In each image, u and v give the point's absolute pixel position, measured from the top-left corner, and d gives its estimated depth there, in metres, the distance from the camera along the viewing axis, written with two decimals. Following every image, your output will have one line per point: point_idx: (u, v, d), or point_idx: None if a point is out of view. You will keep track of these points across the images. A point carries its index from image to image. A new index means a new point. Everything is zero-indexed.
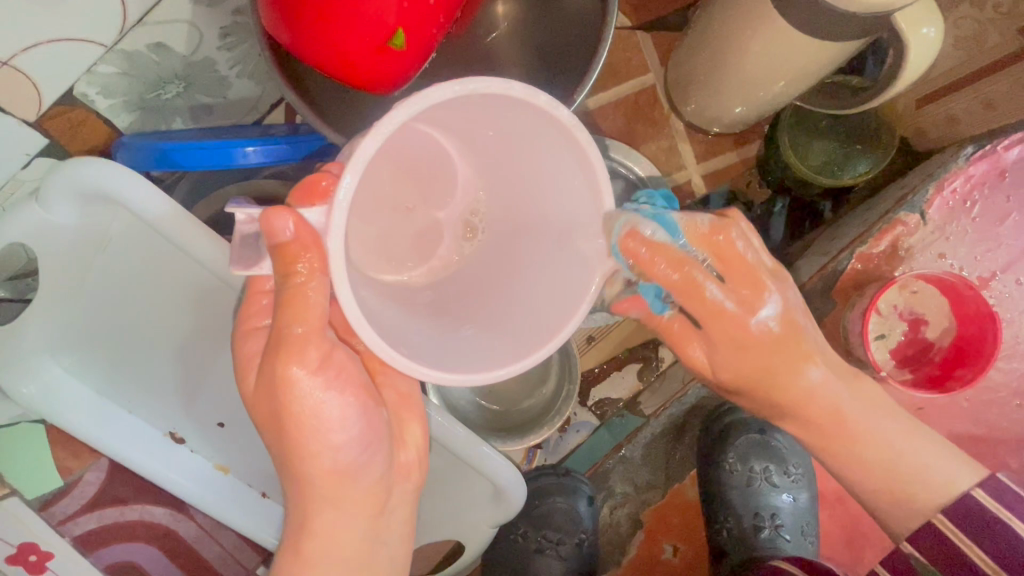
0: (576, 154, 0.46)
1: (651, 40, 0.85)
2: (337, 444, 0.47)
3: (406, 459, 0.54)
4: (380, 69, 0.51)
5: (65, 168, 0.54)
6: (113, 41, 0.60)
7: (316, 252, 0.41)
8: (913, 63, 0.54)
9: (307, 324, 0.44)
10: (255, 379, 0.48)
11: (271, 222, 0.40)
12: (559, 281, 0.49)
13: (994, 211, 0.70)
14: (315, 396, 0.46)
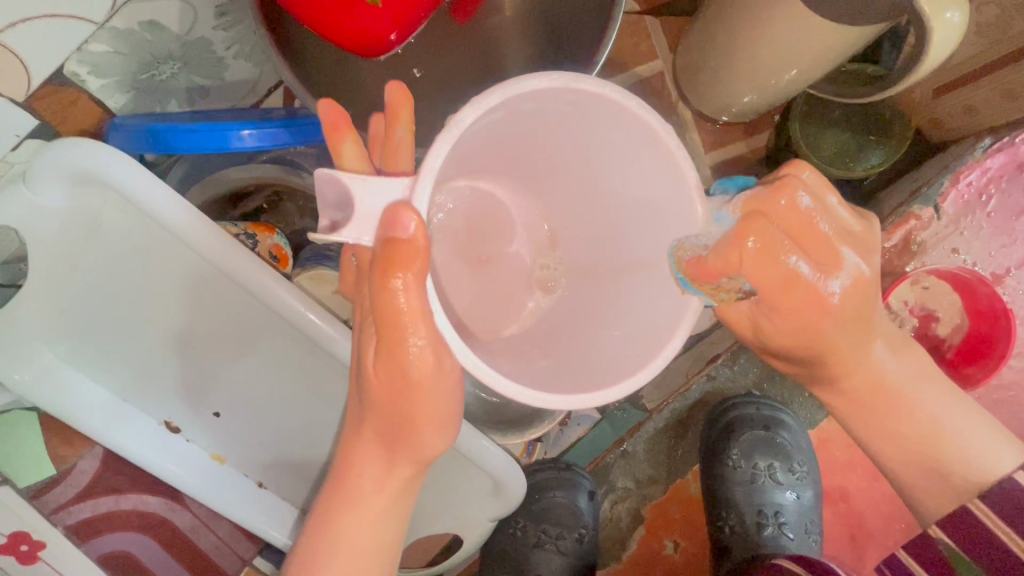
0: (665, 165, 0.44)
1: (660, 25, 0.82)
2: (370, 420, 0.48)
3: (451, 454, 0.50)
4: (369, 30, 0.50)
5: (55, 150, 0.52)
6: (105, 17, 0.59)
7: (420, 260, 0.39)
8: (937, 48, 0.52)
9: (426, 340, 0.42)
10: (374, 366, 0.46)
11: (397, 215, 0.38)
12: (653, 305, 0.46)
13: (1011, 206, 0.68)
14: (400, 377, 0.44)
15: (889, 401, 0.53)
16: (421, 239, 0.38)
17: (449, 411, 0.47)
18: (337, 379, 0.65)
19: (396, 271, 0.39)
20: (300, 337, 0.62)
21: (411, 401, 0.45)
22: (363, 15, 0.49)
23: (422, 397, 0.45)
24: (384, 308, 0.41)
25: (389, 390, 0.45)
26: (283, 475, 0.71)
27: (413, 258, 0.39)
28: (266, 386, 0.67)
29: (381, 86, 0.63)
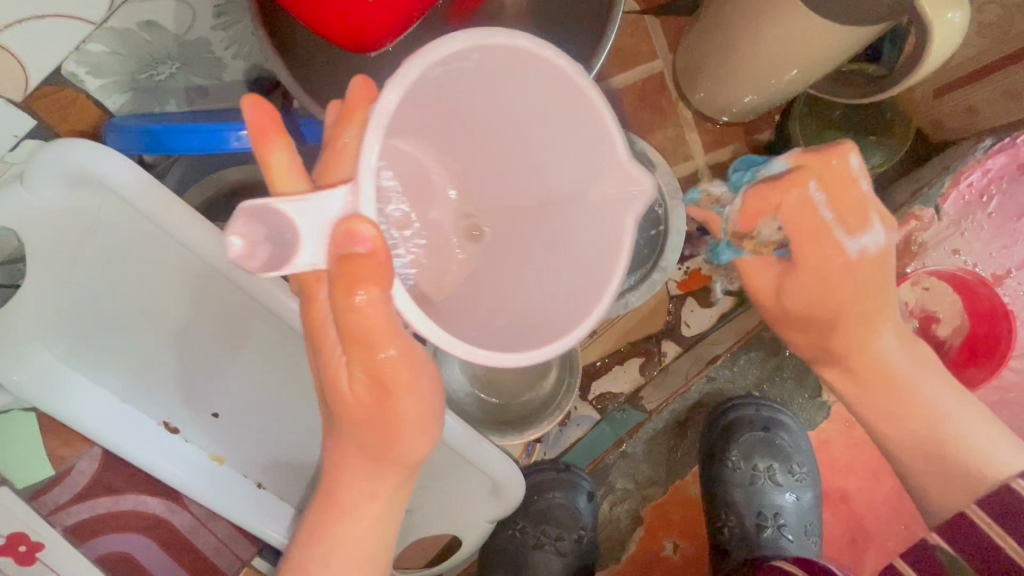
0: (592, 121, 0.43)
1: (659, 24, 0.82)
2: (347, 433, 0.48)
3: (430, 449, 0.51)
4: (360, 26, 0.52)
5: (51, 150, 0.52)
6: (102, 18, 0.57)
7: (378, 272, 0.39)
8: (936, 49, 0.51)
9: (396, 347, 0.43)
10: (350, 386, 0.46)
11: (348, 227, 0.37)
12: (582, 247, 0.46)
13: (1012, 207, 0.69)
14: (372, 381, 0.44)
15: (892, 379, 0.54)
16: (378, 251, 0.38)
17: (427, 410, 0.47)
18: None
19: (360, 290, 0.39)
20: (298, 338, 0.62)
21: (390, 407, 0.46)
22: (355, 12, 0.50)
23: (401, 400, 0.46)
24: (355, 328, 0.41)
25: (371, 398, 0.46)
26: (281, 476, 0.71)
27: (372, 269, 0.38)
28: (265, 387, 0.67)
29: (380, 86, 0.62)
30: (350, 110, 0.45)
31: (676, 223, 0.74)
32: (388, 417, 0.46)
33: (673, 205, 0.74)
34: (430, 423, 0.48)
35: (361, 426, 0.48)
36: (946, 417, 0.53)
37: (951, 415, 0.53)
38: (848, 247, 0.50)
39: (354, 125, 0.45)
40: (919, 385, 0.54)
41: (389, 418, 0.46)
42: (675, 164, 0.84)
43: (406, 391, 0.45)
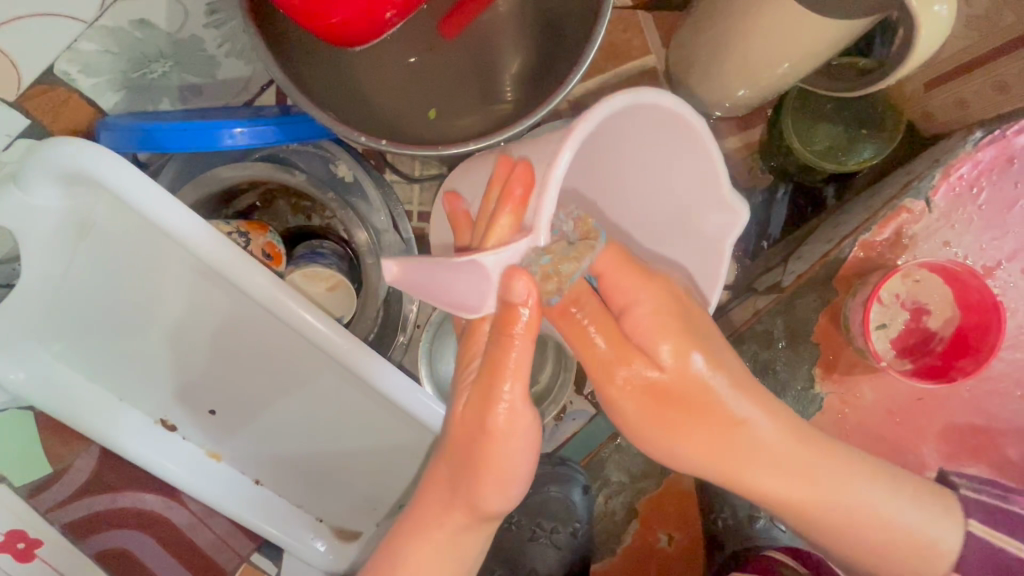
0: (695, 147, 0.47)
1: (651, 20, 0.82)
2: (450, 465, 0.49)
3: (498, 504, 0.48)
4: (342, 27, 0.53)
5: (47, 149, 0.52)
6: (93, 16, 0.61)
7: (531, 326, 0.42)
8: (924, 41, 0.52)
9: (515, 390, 0.44)
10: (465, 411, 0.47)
11: (505, 281, 0.41)
12: (678, 271, 0.55)
13: (1001, 199, 0.67)
14: (502, 416, 0.45)
15: (742, 472, 0.49)
16: (534, 303, 0.41)
17: (515, 468, 0.47)
18: (328, 377, 0.64)
19: (510, 333, 0.43)
20: (294, 339, 0.62)
21: (481, 449, 0.46)
22: (337, 15, 0.51)
23: (494, 448, 0.46)
24: (494, 356, 0.44)
25: (466, 433, 0.47)
26: (278, 472, 0.72)
27: (520, 317, 0.42)
28: (258, 388, 0.67)
29: (374, 82, 0.63)
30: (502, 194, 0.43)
31: None
32: (479, 458, 0.46)
33: None
34: (517, 479, 0.48)
35: (457, 459, 0.48)
36: (879, 506, 0.51)
37: (816, 486, 0.49)
38: (665, 354, 0.45)
39: (508, 207, 0.42)
40: (844, 474, 0.50)
41: (479, 455, 0.46)
42: None
43: (501, 432, 0.45)
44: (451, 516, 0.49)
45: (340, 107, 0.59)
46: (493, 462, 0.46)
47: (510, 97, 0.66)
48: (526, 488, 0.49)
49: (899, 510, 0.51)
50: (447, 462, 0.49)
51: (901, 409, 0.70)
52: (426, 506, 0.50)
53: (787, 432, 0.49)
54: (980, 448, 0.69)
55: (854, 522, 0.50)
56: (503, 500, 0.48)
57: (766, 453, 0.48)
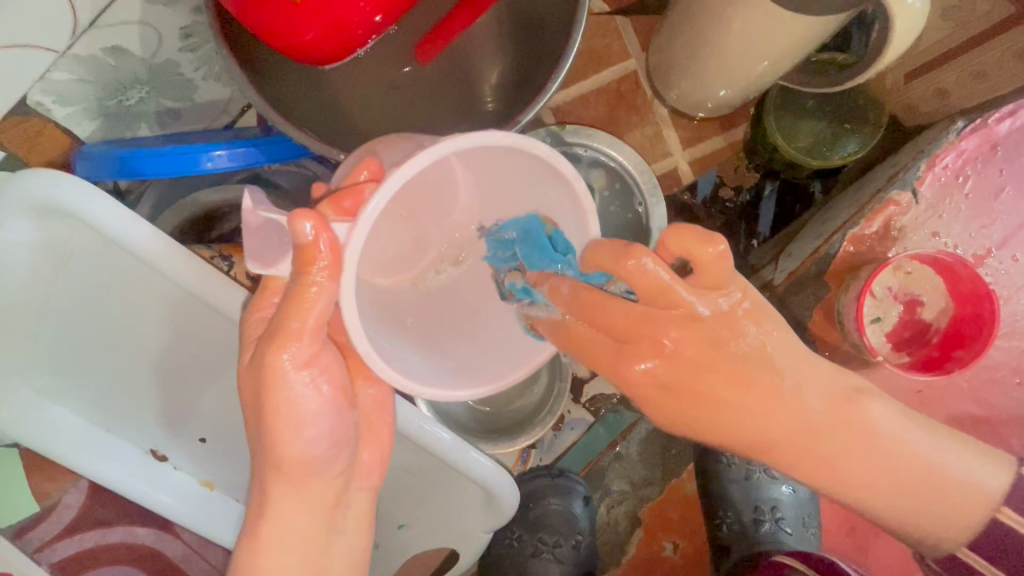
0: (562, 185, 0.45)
1: (630, 24, 0.82)
2: (309, 438, 0.46)
3: (314, 456, 0.47)
4: (311, 44, 0.49)
5: (20, 181, 0.51)
6: (65, 45, 0.60)
7: (333, 257, 0.39)
8: (900, 37, 0.51)
9: (304, 321, 0.42)
10: (253, 382, 0.45)
11: (289, 225, 0.38)
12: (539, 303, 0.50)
13: (988, 186, 0.67)
14: (298, 390, 0.45)
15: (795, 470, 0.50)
16: (329, 243, 0.39)
17: (307, 407, 0.45)
18: None
19: (303, 276, 0.39)
20: None
21: (270, 402, 0.44)
22: (306, 34, 0.48)
23: (281, 405, 0.45)
24: (293, 292, 0.41)
25: (252, 384, 0.45)
26: None
27: (319, 257, 0.39)
28: (245, 411, 0.66)
29: (360, 98, 0.62)
30: (338, 193, 0.42)
31: (658, 220, 0.76)
32: (266, 398, 0.44)
33: (653, 203, 0.76)
34: (316, 419, 0.46)
35: (255, 412, 0.47)
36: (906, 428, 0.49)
37: (851, 421, 0.48)
38: (666, 343, 0.47)
39: (336, 211, 0.41)
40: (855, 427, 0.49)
41: (265, 402, 0.44)
42: (655, 162, 0.84)
43: (290, 371, 0.44)
44: (275, 492, 0.47)
45: (319, 127, 0.59)
46: (275, 409, 0.45)
47: (491, 108, 0.66)
48: (329, 429, 0.47)
49: (965, 463, 0.51)
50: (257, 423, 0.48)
51: (900, 403, 0.69)
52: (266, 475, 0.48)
53: (801, 365, 0.48)
54: (981, 438, 0.68)
55: (932, 466, 0.50)
56: (302, 445, 0.46)
57: (778, 434, 0.49)
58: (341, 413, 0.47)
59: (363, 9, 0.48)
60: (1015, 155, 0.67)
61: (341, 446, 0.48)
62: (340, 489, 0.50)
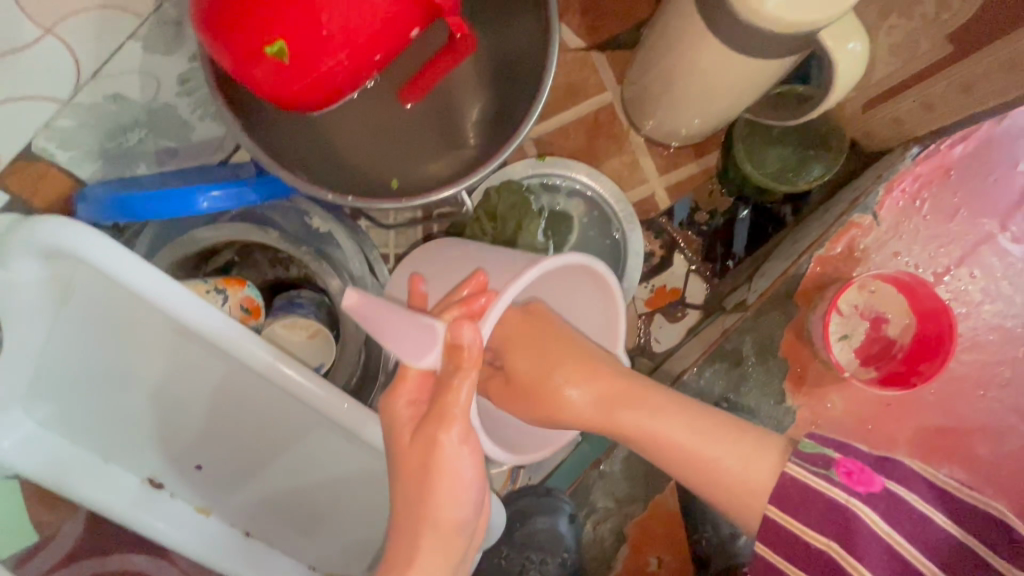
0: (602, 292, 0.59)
1: (606, 59, 0.87)
2: (464, 501, 0.48)
3: (453, 517, 0.48)
4: (306, 91, 0.53)
5: (28, 225, 0.55)
6: (69, 94, 0.62)
7: (475, 365, 0.47)
8: (843, 75, 0.56)
9: (460, 407, 0.47)
10: (409, 443, 0.48)
11: (456, 330, 0.46)
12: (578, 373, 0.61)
13: (944, 208, 0.71)
14: (457, 460, 0.47)
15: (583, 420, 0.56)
16: (478, 346, 0.47)
17: (463, 474, 0.48)
18: (315, 427, 0.66)
19: (458, 373, 0.47)
20: (278, 396, 0.64)
21: (433, 465, 0.47)
22: (297, 84, 0.51)
23: (442, 475, 0.47)
24: (442, 387, 0.47)
25: (415, 456, 0.48)
26: (267, 521, 0.72)
27: (469, 360, 0.46)
28: (239, 437, 0.68)
29: (349, 137, 0.66)
30: (466, 298, 0.50)
31: (633, 243, 0.82)
32: (430, 468, 0.47)
33: (630, 229, 0.81)
34: (467, 485, 0.48)
35: (407, 481, 0.48)
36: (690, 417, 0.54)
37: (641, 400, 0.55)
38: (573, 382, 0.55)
39: (469, 312, 0.49)
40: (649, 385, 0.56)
41: (430, 470, 0.47)
42: (632, 189, 0.88)
43: (450, 447, 0.47)
44: (422, 553, 0.47)
45: (311, 168, 0.63)
46: (440, 478, 0.47)
47: (474, 143, 0.70)
48: (476, 493, 0.49)
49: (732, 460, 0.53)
50: (396, 481, 0.49)
51: (870, 417, 0.72)
52: (397, 535, 0.49)
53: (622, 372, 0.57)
54: (950, 449, 0.71)
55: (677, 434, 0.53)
56: (454, 506, 0.48)
57: (589, 390, 0.56)
58: (482, 481, 0.50)
59: (339, 61, 0.51)
60: (967, 178, 0.71)
61: (480, 507, 0.50)
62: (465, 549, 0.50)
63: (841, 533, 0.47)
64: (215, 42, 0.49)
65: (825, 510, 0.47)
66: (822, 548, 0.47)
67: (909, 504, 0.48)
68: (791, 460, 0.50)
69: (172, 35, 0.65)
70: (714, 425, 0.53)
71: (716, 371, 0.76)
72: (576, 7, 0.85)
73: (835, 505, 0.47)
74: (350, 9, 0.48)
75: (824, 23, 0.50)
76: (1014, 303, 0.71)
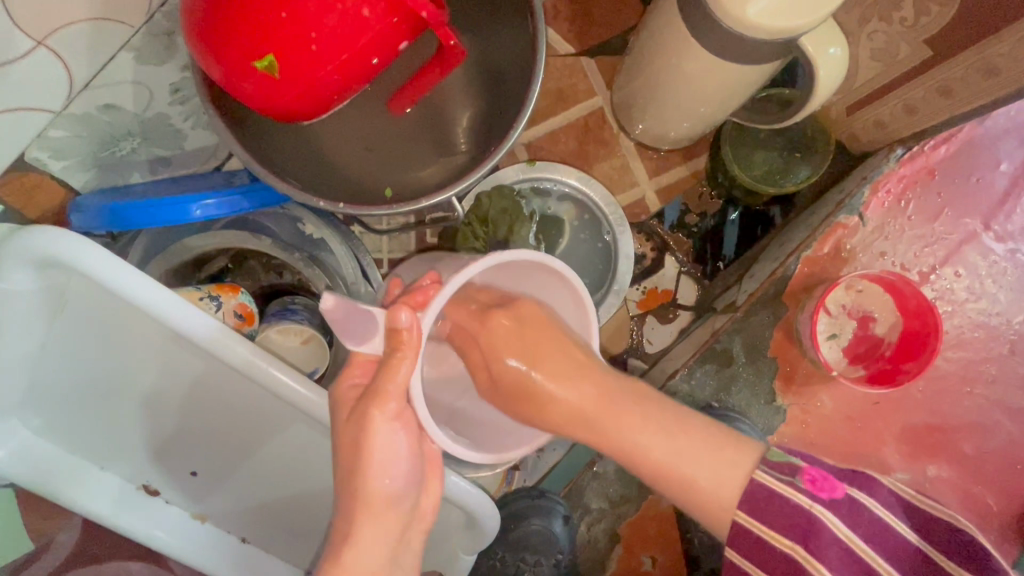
0: (563, 282, 0.55)
1: (594, 65, 0.88)
2: (394, 471, 0.50)
3: (387, 486, 0.50)
4: (301, 98, 0.53)
5: (21, 236, 0.55)
6: (61, 106, 0.61)
7: (412, 348, 0.48)
8: (824, 81, 0.57)
9: (397, 383, 0.48)
10: (344, 412, 0.51)
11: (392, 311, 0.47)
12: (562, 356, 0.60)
13: (928, 209, 0.73)
14: (389, 435, 0.49)
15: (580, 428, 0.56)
16: (416, 330, 0.47)
17: (396, 450, 0.50)
18: (311, 432, 0.66)
19: (395, 353, 0.47)
20: (273, 403, 0.65)
21: (361, 435, 0.49)
22: (289, 92, 0.52)
23: (370, 442, 0.49)
24: (383, 368, 0.48)
25: (349, 431, 0.50)
26: (262, 527, 0.73)
27: (404, 343, 0.47)
28: (234, 444, 0.69)
29: (342, 145, 0.66)
30: (416, 290, 0.51)
31: (624, 245, 0.82)
32: (364, 440, 0.49)
33: (620, 232, 0.82)
34: (397, 457, 0.50)
35: (346, 454, 0.50)
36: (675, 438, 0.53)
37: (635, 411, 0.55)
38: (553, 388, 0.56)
39: (420, 300, 0.50)
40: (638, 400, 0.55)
41: (363, 440, 0.49)
42: (622, 192, 0.89)
43: (382, 420, 0.49)
44: (359, 524, 0.50)
45: (303, 176, 0.64)
46: (371, 450, 0.49)
47: (464, 148, 0.70)
48: (408, 465, 0.51)
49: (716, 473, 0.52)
50: (338, 456, 0.51)
51: (859, 415, 0.73)
52: (340, 508, 0.51)
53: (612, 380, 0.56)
54: (937, 446, 0.72)
55: (666, 459, 0.53)
56: (387, 476, 0.50)
57: (573, 396, 0.56)
58: (416, 456, 0.51)
59: (332, 70, 0.51)
60: (949, 179, 0.73)
61: (415, 480, 0.52)
62: (404, 521, 0.52)
63: (804, 535, 0.50)
64: (207, 53, 0.49)
65: (789, 516, 0.51)
66: (786, 553, 0.51)
67: (867, 509, 0.52)
68: (761, 468, 0.52)
69: (164, 47, 0.63)
70: (701, 442, 0.53)
71: (707, 370, 0.77)
72: (565, 13, 0.86)
73: (802, 510, 0.51)
74: (338, 24, 0.48)
75: (806, 29, 0.51)
76: (999, 301, 0.72)
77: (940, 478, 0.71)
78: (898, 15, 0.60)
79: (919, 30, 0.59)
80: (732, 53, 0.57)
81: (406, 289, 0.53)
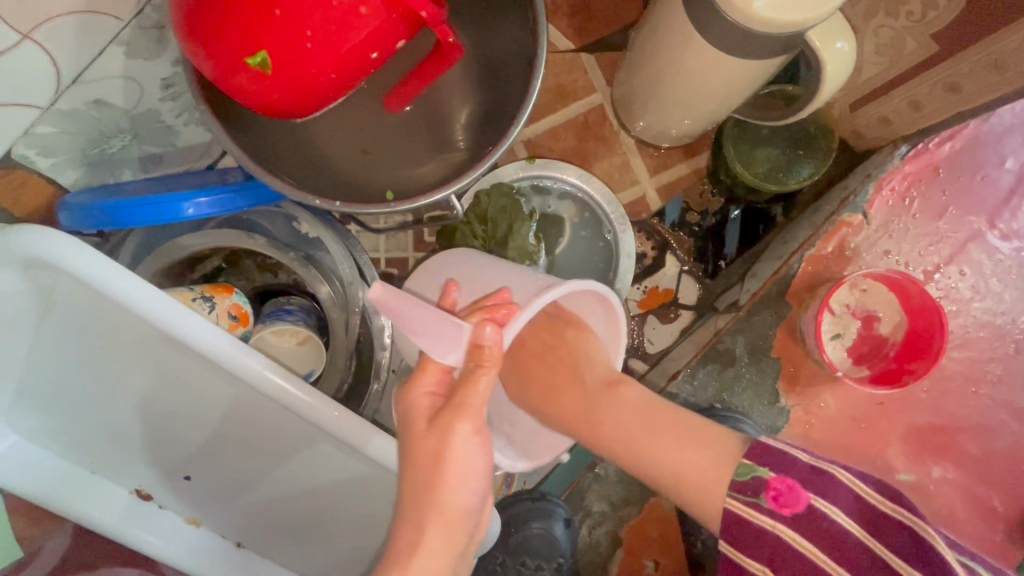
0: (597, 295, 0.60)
1: (594, 60, 0.87)
2: (473, 486, 0.49)
3: (462, 502, 0.49)
4: (294, 95, 0.52)
5: (5, 235, 0.53)
6: (49, 102, 0.59)
7: None
8: (831, 77, 0.56)
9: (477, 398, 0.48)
10: (420, 425, 0.49)
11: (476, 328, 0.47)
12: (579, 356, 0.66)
13: (933, 207, 0.72)
14: (467, 451, 0.48)
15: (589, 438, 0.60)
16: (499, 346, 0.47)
17: (473, 463, 0.49)
18: (307, 435, 0.64)
19: (478, 369, 0.47)
20: (269, 407, 0.63)
21: (444, 449, 0.48)
22: (281, 88, 0.50)
23: (454, 457, 0.48)
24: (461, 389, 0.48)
25: (429, 448, 0.48)
26: (259, 532, 0.71)
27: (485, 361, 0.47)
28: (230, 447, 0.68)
29: (337, 142, 0.65)
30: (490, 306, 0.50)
31: (625, 244, 0.81)
32: (445, 454, 0.48)
33: (621, 231, 0.81)
34: (475, 472, 0.49)
35: (417, 466, 0.49)
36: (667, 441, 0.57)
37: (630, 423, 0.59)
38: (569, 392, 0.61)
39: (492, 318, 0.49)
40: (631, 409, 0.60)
41: (444, 455, 0.48)
42: (622, 190, 0.88)
43: (464, 436, 0.48)
44: (429, 533, 0.48)
45: (298, 174, 0.63)
46: (451, 464, 0.48)
47: (463, 145, 0.69)
48: (485, 481, 0.50)
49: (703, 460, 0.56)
50: (406, 469, 0.50)
51: (863, 415, 0.72)
52: (405, 520, 0.49)
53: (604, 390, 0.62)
54: (942, 447, 0.71)
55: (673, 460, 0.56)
56: (464, 491, 0.49)
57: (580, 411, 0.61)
58: (488, 471, 0.51)
59: (326, 65, 0.50)
60: (954, 177, 0.72)
61: (485, 494, 0.51)
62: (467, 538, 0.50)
63: (771, 556, 0.53)
64: (196, 47, 0.48)
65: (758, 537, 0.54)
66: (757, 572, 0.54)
67: (826, 518, 0.53)
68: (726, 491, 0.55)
69: (155, 40, 0.61)
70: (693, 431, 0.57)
71: (709, 371, 0.76)
72: (565, 8, 0.85)
73: (768, 534, 0.53)
74: (333, 21, 0.47)
75: (816, 23, 0.50)
76: (1004, 300, 0.71)
77: (944, 480, 0.71)
78: (906, 10, 0.59)
79: (926, 24, 0.58)
80: (738, 49, 0.56)
81: (472, 307, 0.52)
